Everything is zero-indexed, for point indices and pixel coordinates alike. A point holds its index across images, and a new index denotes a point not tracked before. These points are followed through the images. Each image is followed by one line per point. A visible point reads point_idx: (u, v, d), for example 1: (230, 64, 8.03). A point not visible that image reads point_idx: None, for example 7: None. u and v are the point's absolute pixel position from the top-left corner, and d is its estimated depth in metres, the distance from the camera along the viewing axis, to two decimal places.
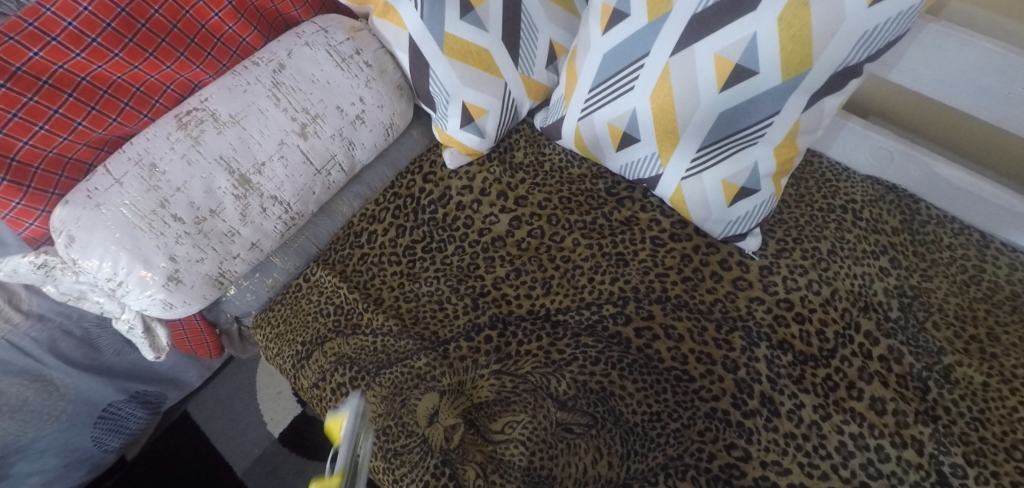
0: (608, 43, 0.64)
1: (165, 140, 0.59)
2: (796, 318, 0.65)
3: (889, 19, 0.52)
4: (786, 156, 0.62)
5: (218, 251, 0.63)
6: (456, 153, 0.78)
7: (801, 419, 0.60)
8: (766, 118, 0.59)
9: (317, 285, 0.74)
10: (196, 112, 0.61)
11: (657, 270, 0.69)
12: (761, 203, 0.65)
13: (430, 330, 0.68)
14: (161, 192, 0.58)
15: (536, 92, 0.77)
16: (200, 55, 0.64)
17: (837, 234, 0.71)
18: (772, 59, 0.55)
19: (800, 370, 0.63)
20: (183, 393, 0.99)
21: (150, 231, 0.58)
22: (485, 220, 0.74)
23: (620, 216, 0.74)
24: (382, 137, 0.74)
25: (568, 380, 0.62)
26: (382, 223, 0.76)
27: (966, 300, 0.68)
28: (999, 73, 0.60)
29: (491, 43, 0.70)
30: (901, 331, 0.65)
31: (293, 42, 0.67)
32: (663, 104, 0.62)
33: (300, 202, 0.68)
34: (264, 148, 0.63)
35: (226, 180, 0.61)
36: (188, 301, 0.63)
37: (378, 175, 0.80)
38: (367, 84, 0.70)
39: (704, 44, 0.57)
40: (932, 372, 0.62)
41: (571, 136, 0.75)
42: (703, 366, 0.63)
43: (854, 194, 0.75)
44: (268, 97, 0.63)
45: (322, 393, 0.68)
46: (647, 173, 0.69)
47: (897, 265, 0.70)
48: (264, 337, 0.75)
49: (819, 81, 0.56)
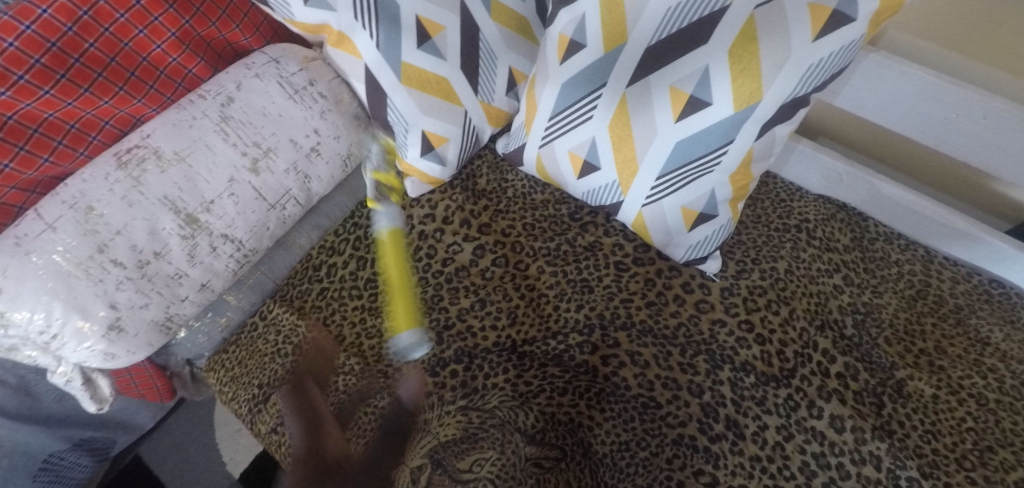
0: (566, 72, 0.64)
1: (103, 181, 0.56)
2: (758, 339, 0.66)
3: (832, 52, 0.54)
4: (741, 183, 0.64)
5: (164, 295, 0.59)
6: (417, 181, 0.76)
7: (765, 440, 0.61)
8: (720, 147, 0.60)
9: (273, 324, 0.71)
10: (137, 150, 0.58)
11: (621, 296, 0.69)
12: (719, 228, 0.66)
13: (394, 367, 0.66)
14: (99, 237, 0.55)
15: (496, 118, 0.77)
16: (142, 88, 0.61)
17: (793, 253, 0.73)
18: (725, 90, 0.56)
19: (763, 392, 0.63)
20: (133, 436, 0.93)
21: (88, 278, 0.54)
22: (449, 249, 0.73)
23: (584, 242, 0.74)
24: (340, 168, 0.72)
25: (535, 413, 0.62)
26: (343, 255, 0.74)
27: (915, 314, 0.70)
28: (934, 99, 0.63)
29: (450, 72, 0.69)
30: (856, 347, 0.67)
31: (242, 73, 0.65)
32: (621, 133, 0.63)
33: (253, 238, 0.65)
34: (213, 185, 0.61)
35: (171, 220, 0.58)
36: (131, 350, 0.59)
37: (337, 205, 0.78)
38: (321, 115, 0.68)
39: (659, 76, 0.59)
40: (886, 387, 0.64)
41: (533, 163, 0.74)
42: (670, 391, 0.63)
43: (808, 213, 0.78)
44: (216, 132, 0.61)
45: (281, 438, 0.65)
46: (609, 200, 0.69)
47: (850, 283, 0.72)
48: (218, 380, 0.71)
49: (770, 111, 0.57)
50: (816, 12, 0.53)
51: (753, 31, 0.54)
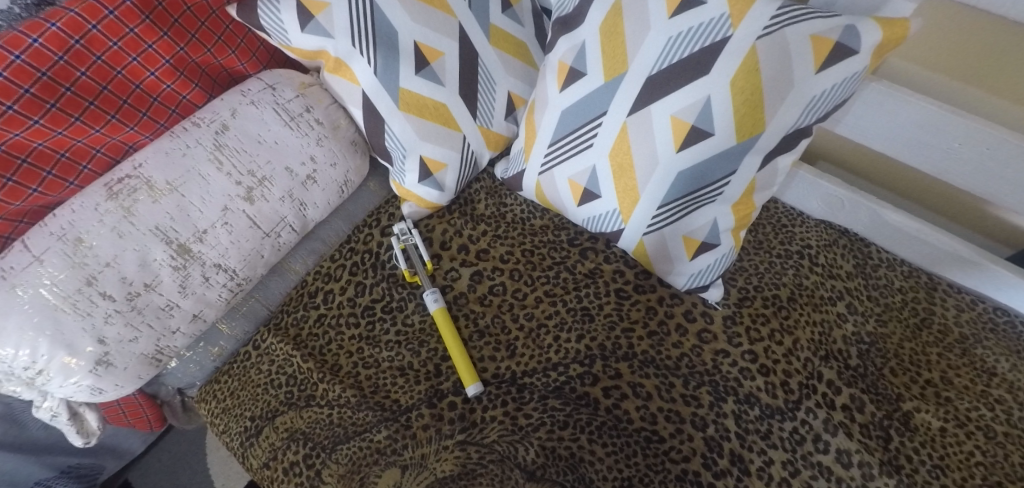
0: (567, 100, 0.64)
1: (92, 211, 0.55)
2: (761, 370, 0.65)
3: (834, 85, 0.54)
4: (743, 212, 0.63)
5: (155, 328, 0.58)
6: (415, 206, 0.75)
7: (771, 476, 0.59)
8: (723, 177, 0.59)
9: (267, 354, 0.69)
10: (128, 180, 0.56)
11: (622, 325, 0.68)
12: (722, 257, 0.65)
13: (391, 399, 0.65)
14: (87, 269, 0.53)
15: (495, 142, 0.75)
16: (135, 116, 0.60)
17: (795, 280, 0.72)
18: (727, 121, 0.55)
19: (767, 425, 0.62)
20: (123, 461, 0.91)
21: (75, 312, 0.53)
22: (447, 276, 0.73)
23: (584, 269, 0.72)
24: (337, 195, 0.71)
25: (535, 448, 0.60)
26: (339, 281, 0.72)
27: (920, 344, 0.69)
28: (937, 128, 0.63)
29: (448, 98, 0.68)
30: (862, 378, 0.66)
31: (237, 100, 0.64)
32: (622, 161, 0.61)
33: (247, 267, 0.65)
34: (205, 215, 0.60)
35: (163, 251, 0.57)
36: (119, 383, 0.58)
37: (333, 230, 0.77)
38: (318, 142, 0.67)
39: (660, 105, 0.57)
40: (893, 420, 0.63)
41: (532, 189, 0.73)
42: (672, 425, 0.62)
43: (809, 239, 0.77)
44: (210, 160, 0.60)
45: (273, 473, 0.64)
46: (609, 227, 0.68)
47: (854, 311, 0.71)
48: (209, 412, 0.70)
49: (772, 142, 0.57)
50: (819, 43, 0.52)
51: (755, 62, 0.53)
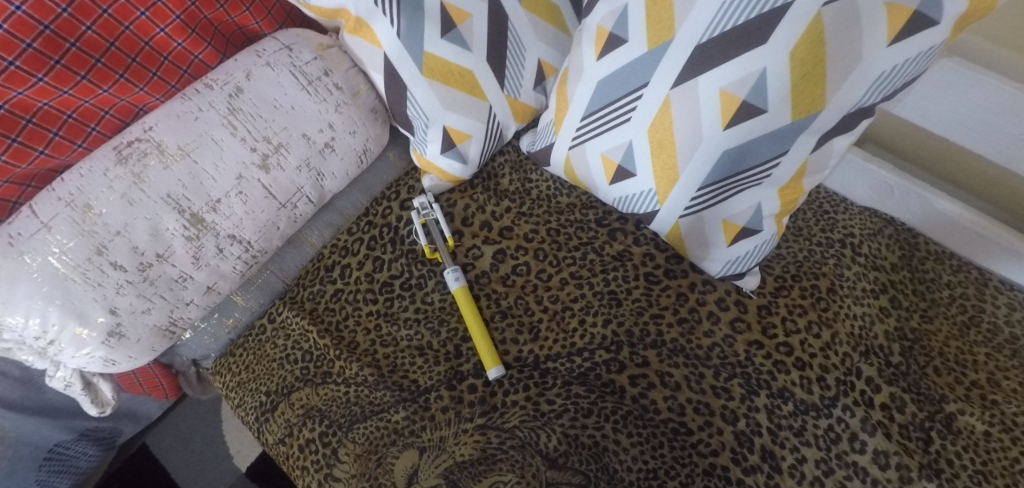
0: (604, 69, 0.59)
1: (101, 177, 0.52)
2: (796, 364, 0.62)
3: (907, 59, 0.48)
4: (790, 197, 0.59)
5: (168, 299, 0.57)
6: (437, 179, 0.72)
7: (803, 474, 0.57)
8: (772, 159, 0.55)
9: (282, 328, 0.67)
10: (138, 144, 0.53)
11: (651, 311, 0.65)
12: (762, 243, 0.61)
13: (410, 379, 0.63)
14: (97, 238, 0.51)
15: (522, 114, 0.71)
16: (144, 76, 0.56)
17: (836, 270, 0.68)
18: (782, 97, 0.50)
19: (802, 421, 0.59)
20: (140, 425, 0.91)
21: (86, 282, 0.51)
22: (468, 253, 0.70)
23: (612, 251, 0.69)
24: (355, 164, 0.68)
25: (558, 435, 0.59)
26: (356, 256, 0.69)
27: (966, 343, 0.65)
28: (1011, 111, 0.57)
29: (475, 63, 0.64)
30: (903, 377, 0.62)
31: (252, 61, 0.60)
32: (662, 138, 0.57)
33: (262, 239, 0.62)
34: (219, 184, 0.57)
35: (175, 221, 0.55)
36: (133, 355, 0.57)
37: (350, 201, 0.74)
38: (336, 109, 0.63)
39: (708, 77, 0.52)
40: (934, 422, 0.59)
41: (560, 164, 0.69)
42: (701, 417, 0.59)
43: (853, 227, 0.72)
44: (223, 125, 0.57)
45: (289, 450, 0.63)
46: (642, 208, 0.64)
47: (897, 306, 0.67)
48: (224, 385, 0.68)
49: (830, 121, 0.52)
50: (895, 11, 0.47)
51: (820, 32, 0.47)
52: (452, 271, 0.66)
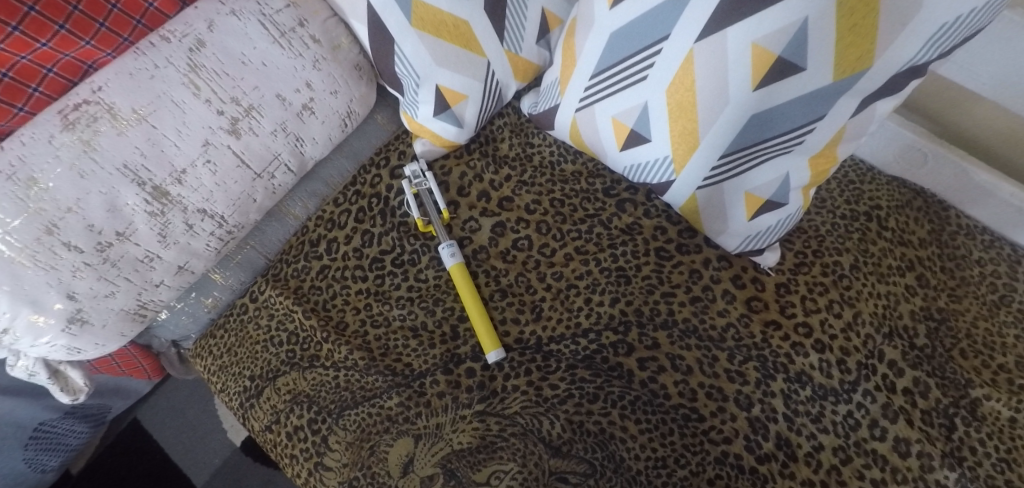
0: (618, 20, 0.52)
1: (46, 146, 0.45)
2: (816, 346, 0.57)
3: (974, 9, 0.41)
4: (822, 167, 0.53)
5: (134, 281, 0.52)
6: (429, 143, 0.65)
7: (819, 463, 0.54)
8: (806, 124, 0.49)
9: (266, 307, 0.63)
10: (85, 107, 0.46)
11: (662, 289, 0.60)
12: (787, 218, 0.56)
13: (404, 363, 0.59)
14: (45, 216, 0.45)
15: (523, 72, 0.64)
16: (90, 27, 0.48)
17: (860, 245, 0.63)
18: (824, 53, 0.44)
19: (819, 407, 0.56)
20: (129, 401, 0.88)
21: (36, 265, 0.45)
22: (465, 227, 0.64)
23: (621, 224, 0.63)
24: (339, 128, 0.62)
25: (562, 422, 0.55)
26: (343, 229, 0.64)
27: (996, 324, 0.62)
28: None
29: (471, 12, 0.56)
30: (928, 360, 0.58)
31: (215, 9, 0.52)
32: (682, 99, 0.50)
33: (237, 213, 0.57)
34: (183, 151, 0.51)
35: (135, 195, 0.49)
36: (100, 342, 0.52)
37: (336, 169, 0.68)
38: (314, 65, 0.57)
39: (740, 28, 0.45)
40: (959, 408, 0.56)
41: (565, 128, 0.63)
42: (714, 403, 0.56)
43: (880, 198, 0.67)
44: (184, 84, 0.50)
45: (276, 437, 0.59)
46: (655, 178, 0.58)
47: (924, 284, 0.63)
48: (205, 368, 0.64)
49: (876, 82, 0.46)
50: None
51: None
52: (448, 244, 0.61)
